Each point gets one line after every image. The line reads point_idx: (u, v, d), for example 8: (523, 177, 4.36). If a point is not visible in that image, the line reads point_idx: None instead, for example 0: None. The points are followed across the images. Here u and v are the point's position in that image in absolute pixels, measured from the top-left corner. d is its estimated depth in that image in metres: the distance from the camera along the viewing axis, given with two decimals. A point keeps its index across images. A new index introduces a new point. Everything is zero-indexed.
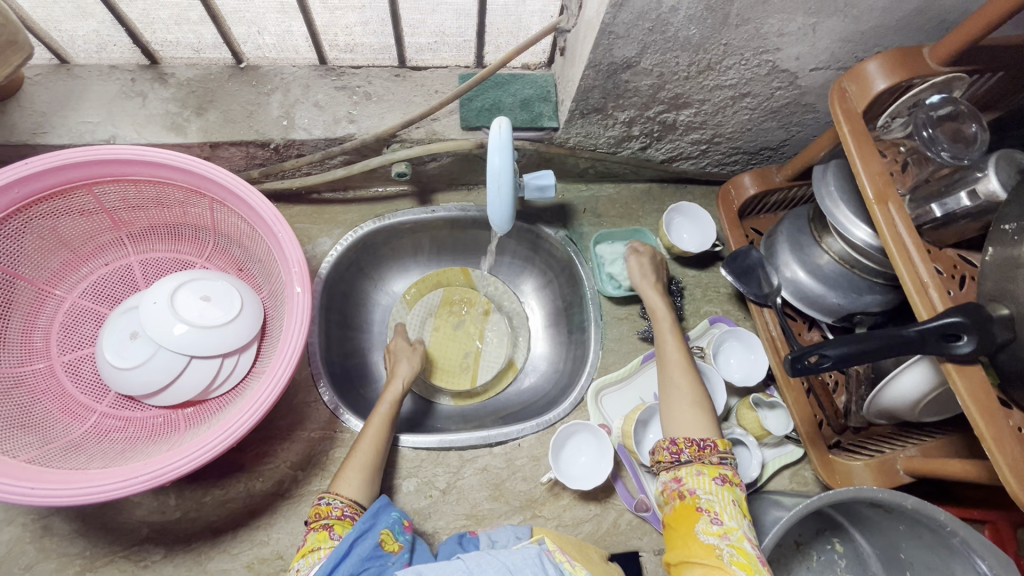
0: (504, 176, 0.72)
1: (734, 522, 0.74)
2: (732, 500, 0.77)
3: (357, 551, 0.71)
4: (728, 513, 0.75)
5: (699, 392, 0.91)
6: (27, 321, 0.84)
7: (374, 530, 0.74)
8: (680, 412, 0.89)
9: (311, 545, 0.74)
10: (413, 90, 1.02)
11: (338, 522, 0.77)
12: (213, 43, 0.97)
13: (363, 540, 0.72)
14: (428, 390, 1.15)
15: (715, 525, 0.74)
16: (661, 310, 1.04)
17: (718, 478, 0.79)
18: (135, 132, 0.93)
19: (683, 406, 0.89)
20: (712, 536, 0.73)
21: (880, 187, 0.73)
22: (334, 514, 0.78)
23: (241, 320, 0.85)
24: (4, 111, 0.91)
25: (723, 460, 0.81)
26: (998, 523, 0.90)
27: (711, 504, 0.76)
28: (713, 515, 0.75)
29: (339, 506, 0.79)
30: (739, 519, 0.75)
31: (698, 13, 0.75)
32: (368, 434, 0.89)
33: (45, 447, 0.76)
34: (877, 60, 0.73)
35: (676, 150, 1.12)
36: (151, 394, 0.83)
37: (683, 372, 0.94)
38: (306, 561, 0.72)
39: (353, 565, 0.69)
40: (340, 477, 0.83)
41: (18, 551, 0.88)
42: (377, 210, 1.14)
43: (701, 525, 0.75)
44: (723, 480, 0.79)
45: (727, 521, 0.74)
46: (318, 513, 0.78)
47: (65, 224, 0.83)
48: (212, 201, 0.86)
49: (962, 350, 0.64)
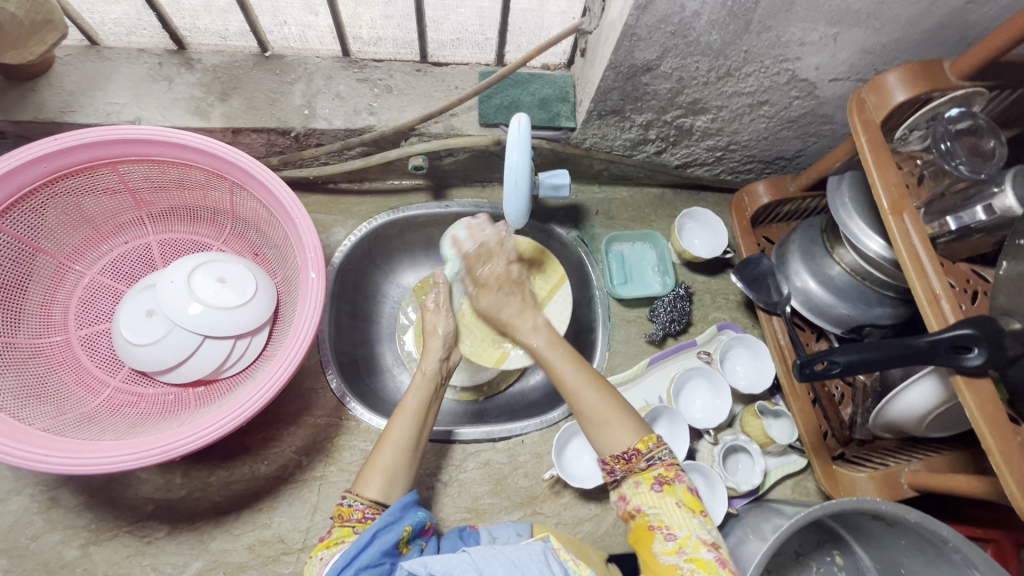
0: (515, 194, 0.73)
1: (687, 530, 0.69)
2: (676, 503, 0.71)
3: (379, 542, 0.70)
4: (676, 521, 0.69)
5: (608, 400, 0.79)
6: (47, 295, 0.86)
7: (398, 524, 0.73)
8: (598, 427, 0.78)
9: (334, 539, 0.73)
10: (433, 85, 1.04)
11: (360, 524, 0.75)
12: (240, 31, 0.98)
13: (386, 532, 0.72)
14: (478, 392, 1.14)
15: (669, 542, 0.69)
16: (534, 344, 0.89)
17: (653, 484, 0.72)
18: (160, 115, 0.95)
19: (594, 424, 0.78)
20: (669, 554, 0.68)
21: (895, 198, 0.73)
22: (355, 516, 0.75)
23: (255, 303, 0.86)
24: (34, 89, 0.93)
25: (651, 460, 0.73)
26: (1001, 541, 0.88)
27: (660, 517, 0.70)
28: (665, 529, 0.69)
29: (361, 507, 0.76)
30: (689, 521, 0.70)
31: (721, 18, 0.75)
32: (391, 437, 0.82)
33: (59, 417, 0.78)
34: (896, 73, 0.74)
35: (691, 156, 1.13)
36: (164, 371, 0.84)
37: (585, 385, 0.81)
38: (329, 551, 0.72)
39: (372, 556, 0.68)
40: (362, 477, 0.79)
41: (25, 521, 0.90)
42: (391, 203, 1.16)
43: (658, 545, 0.69)
44: (661, 484, 0.72)
45: (678, 533, 0.69)
46: (341, 515, 0.76)
47: (89, 201, 0.85)
48: (232, 185, 0.88)
49: (972, 362, 0.64)
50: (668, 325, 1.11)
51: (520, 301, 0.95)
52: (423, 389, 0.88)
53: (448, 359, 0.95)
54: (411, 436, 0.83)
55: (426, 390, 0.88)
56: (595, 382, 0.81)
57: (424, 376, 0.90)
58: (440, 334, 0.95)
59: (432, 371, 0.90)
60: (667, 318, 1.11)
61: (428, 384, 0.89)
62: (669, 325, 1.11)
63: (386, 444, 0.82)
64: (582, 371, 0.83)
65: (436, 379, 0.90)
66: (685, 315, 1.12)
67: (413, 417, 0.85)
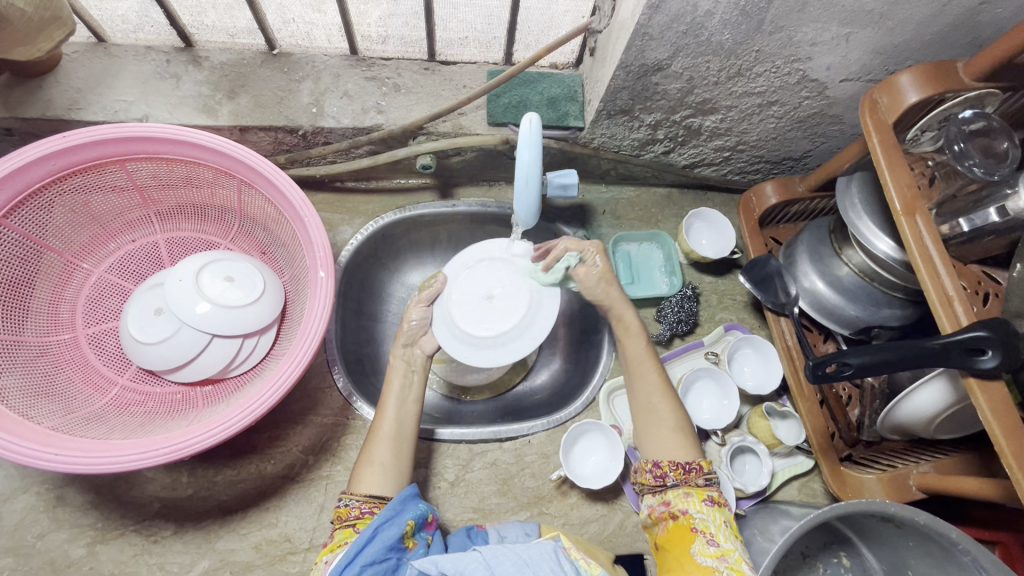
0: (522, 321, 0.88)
1: (731, 544, 0.73)
2: (723, 521, 0.76)
3: (382, 536, 0.70)
4: (723, 534, 0.74)
5: (681, 416, 0.86)
6: (54, 293, 0.86)
7: (399, 518, 0.73)
8: (662, 434, 0.85)
9: (337, 541, 0.73)
10: (441, 84, 1.03)
11: (360, 521, 0.74)
12: (247, 28, 0.98)
13: (389, 526, 0.72)
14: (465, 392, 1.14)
15: (711, 546, 0.73)
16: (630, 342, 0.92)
17: (707, 498, 0.78)
18: (168, 113, 0.95)
19: (663, 428, 0.85)
20: (710, 556, 0.72)
21: (907, 200, 0.72)
22: (352, 515, 0.75)
23: (264, 302, 0.86)
24: (41, 86, 0.93)
25: (709, 480, 0.80)
26: (1009, 542, 0.89)
27: (705, 524, 0.75)
28: (709, 536, 0.74)
29: (357, 505, 0.76)
30: (733, 539, 0.75)
31: (733, 18, 0.75)
32: (379, 429, 0.83)
33: (67, 416, 0.77)
34: (909, 73, 0.74)
35: (700, 156, 1.13)
36: (171, 370, 0.84)
37: (666, 396, 0.87)
38: (333, 554, 0.71)
39: (377, 551, 0.69)
40: (356, 476, 0.79)
41: (32, 519, 0.89)
42: (399, 202, 1.16)
43: (697, 545, 0.73)
44: (712, 501, 0.78)
45: (722, 543, 0.73)
46: (340, 516, 0.75)
47: (97, 199, 0.85)
48: (241, 183, 0.87)
49: (985, 365, 0.64)
50: (675, 325, 1.11)
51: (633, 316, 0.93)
52: (400, 380, 0.87)
53: (417, 346, 0.92)
54: (398, 425, 0.84)
55: (401, 378, 0.88)
56: (674, 397, 0.88)
57: (398, 362, 0.89)
58: (408, 323, 0.91)
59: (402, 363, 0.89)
60: (674, 318, 1.11)
61: (404, 373, 0.88)
62: (676, 325, 1.11)
63: (375, 436, 0.82)
64: (665, 383, 0.89)
65: (408, 366, 0.89)
66: (692, 316, 1.11)
67: (395, 408, 0.85)
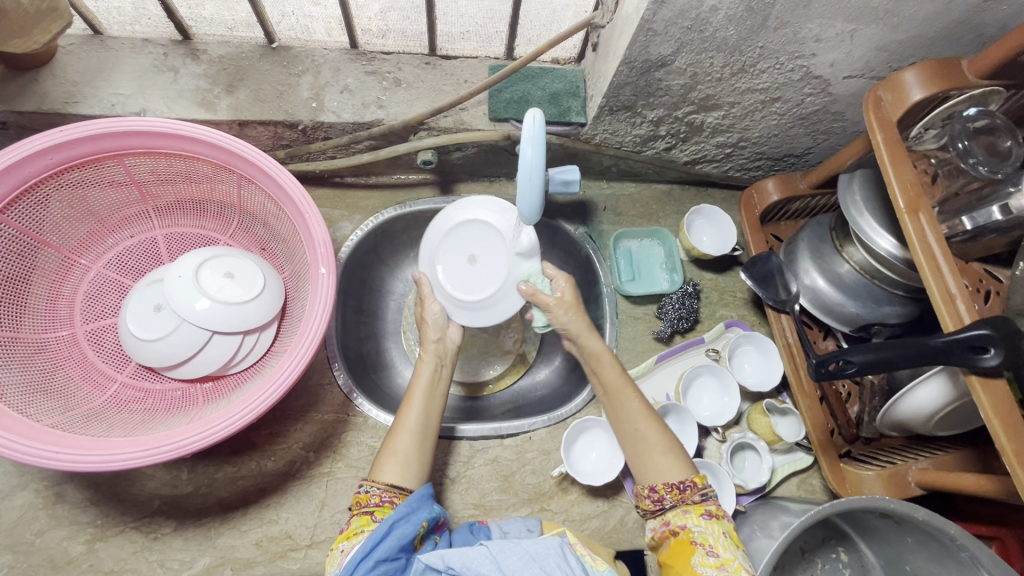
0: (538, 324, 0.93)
1: (731, 553, 0.72)
2: (723, 532, 0.74)
3: (397, 533, 0.69)
4: (723, 544, 0.72)
5: (663, 432, 0.83)
6: (52, 288, 0.85)
7: (415, 517, 0.72)
8: (651, 457, 0.81)
9: (354, 529, 0.72)
10: (442, 79, 1.03)
11: (379, 509, 0.73)
12: (246, 21, 0.96)
13: (404, 523, 0.71)
14: (472, 390, 1.13)
15: (710, 557, 0.72)
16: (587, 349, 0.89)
17: (704, 512, 0.75)
18: (166, 106, 0.94)
19: (653, 452, 0.81)
20: (709, 568, 0.70)
21: (911, 197, 0.72)
22: (372, 501, 0.74)
23: (264, 298, 0.85)
24: (36, 79, 0.92)
25: (705, 494, 0.77)
26: (1007, 540, 0.90)
27: (704, 536, 0.73)
28: (708, 547, 0.72)
29: (378, 492, 0.75)
30: (734, 549, 0.73)
31: (739, 13, 0.74)
32: (404, 423, 0.81)
33: (67, 413, 0.77)
34: (914, 71, 0.73)
35: (701, 153, 1.12)
36: (171, 367, 0.83)
37: (641, 415, 0.84)
38: (350, 543, 0.71)
39: (389, 549, 0.68)
40: (378, 464, 0.78)
41: (30, 517, 0.89)
42: (399, 197, 1.15)
43: (698, 557, 0.72)
44: (710, 515, 0.75)
45: (722, 552, 0.72)
46: (358, 501, 0.74)
47: (95, 194, 0.84)
48: (240, 178, 0.86)
49: (988, 363, 0.64)
50: (677, 322, 1.11)
51: (586, 324, 0.91)
52: (427, 372, 0.86)
53: (445, 340, 0.90)
54: (425, 421, 0.82)
55: (429, 372, 0.86)
56: (650, 414, 0.85)
57: (425, 360, 0.87)
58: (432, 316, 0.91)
59: (431, 360, 0.87)
60: (676, 316, 1.11)
61: (431, 365, 0.87)
62: (677, 322, 1.11)
63: (398, 429, 0.81)
64: (640, 400, 0.86)
65: (438, 359, 0.88)
66: (693, 313, 1.11)
67: (422, 404, 0.83)
